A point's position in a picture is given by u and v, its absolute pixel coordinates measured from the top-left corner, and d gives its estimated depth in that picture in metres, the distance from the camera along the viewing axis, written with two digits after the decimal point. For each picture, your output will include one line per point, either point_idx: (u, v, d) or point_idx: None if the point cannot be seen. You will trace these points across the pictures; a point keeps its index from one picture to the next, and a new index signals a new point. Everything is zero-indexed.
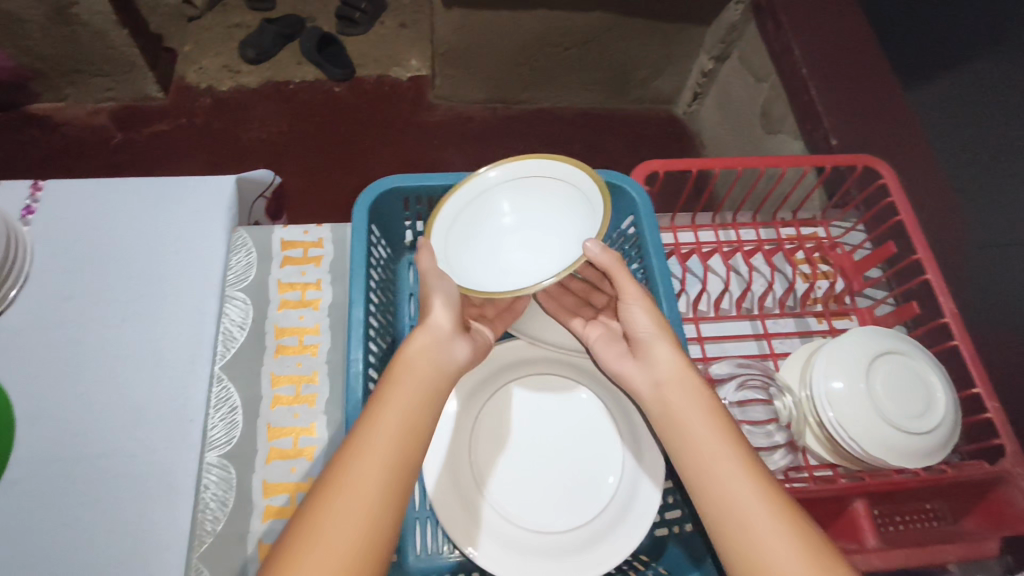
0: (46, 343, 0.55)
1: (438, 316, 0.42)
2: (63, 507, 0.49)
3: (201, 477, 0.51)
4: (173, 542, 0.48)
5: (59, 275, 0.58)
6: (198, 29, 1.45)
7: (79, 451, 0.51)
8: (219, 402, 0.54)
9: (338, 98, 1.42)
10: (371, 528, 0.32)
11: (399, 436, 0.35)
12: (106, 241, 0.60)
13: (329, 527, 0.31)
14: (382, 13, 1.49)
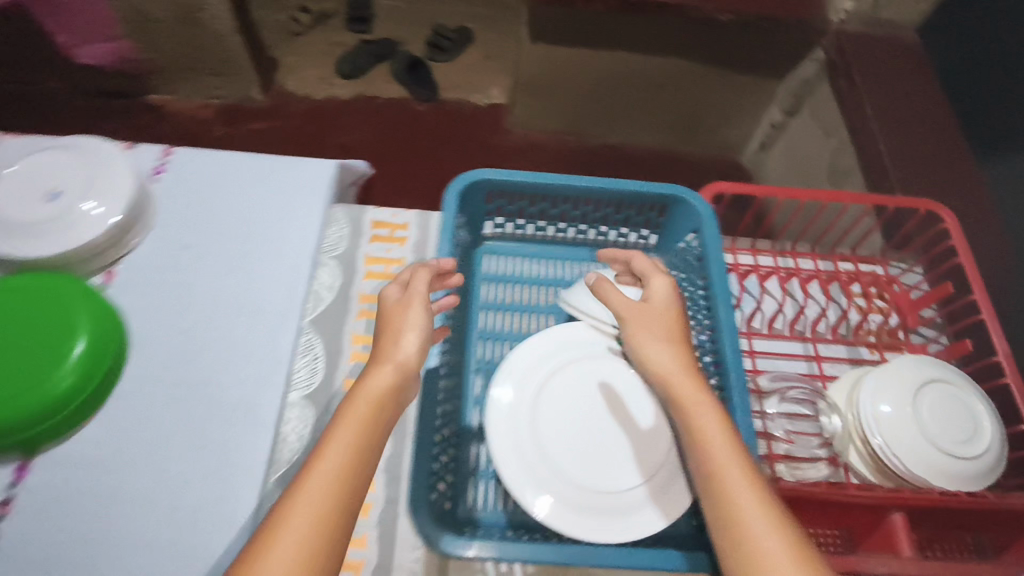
0: (160, 284, 0.63)
1: (404, 349, 0.49)
2: (158, 424, 0.55)
3: (284, 412, 0.58)
4: (248, 467, 0.54)
5: (179, 228, 0.66)
6: (302, 42, 1.58)
7: (178, 379, 0.57)
8: (305, 349, 0.62)
9: (420, 116, 1.51)
10: (326, 540, 0.38)
11: (361, 443, 0.43)
12: (221, 204, 0.68)
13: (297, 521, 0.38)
14: (470, 43, 1.60)
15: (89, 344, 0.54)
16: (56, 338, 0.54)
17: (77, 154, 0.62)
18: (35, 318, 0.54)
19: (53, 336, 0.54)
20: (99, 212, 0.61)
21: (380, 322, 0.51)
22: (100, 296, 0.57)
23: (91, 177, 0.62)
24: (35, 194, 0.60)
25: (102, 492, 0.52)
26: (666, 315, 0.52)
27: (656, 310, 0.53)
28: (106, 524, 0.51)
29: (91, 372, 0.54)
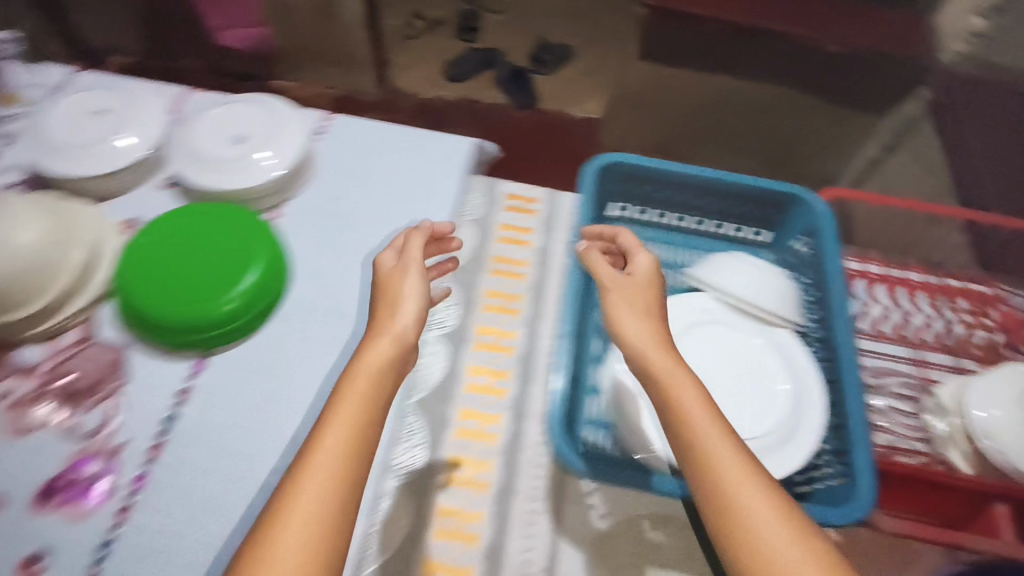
0: (318, 228, 0.71)
1: (401, 320, 0.52)
2: (313, 343, 0.64)
3: (421, 348, 0.62)
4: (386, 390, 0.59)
5: (335, 182, 0.74)
6: (414, 45, 1.72)
7: (330, 308, 0.66)
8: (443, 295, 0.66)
9: (518, 122, 1.60)
10: (324, 521, 0.41)
11: (364, 418, 0.46)
12: (372, 165, 0.76)
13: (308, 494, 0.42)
14: (569, 60, 1.70)
15: (258, 275, 0.63)
16: (236, 264, 0.62)
17: (263, 112, 0.72)
18: (222, 241, 0.63)
19: (234, 260, 0.63)
20: (272, 163, 0.69)
21: (379, 298, 0.54)
22: (274, 237, 0.65)
23: (271, 132, 0.71)
24: (224, 139, 0.69)
25: (263, 395, 0.60)
26: (642, 291, 0.54)
27: (642, 286, 0.54)
28: (265, 423, 0.59)
29: (250, 302, 0.62)
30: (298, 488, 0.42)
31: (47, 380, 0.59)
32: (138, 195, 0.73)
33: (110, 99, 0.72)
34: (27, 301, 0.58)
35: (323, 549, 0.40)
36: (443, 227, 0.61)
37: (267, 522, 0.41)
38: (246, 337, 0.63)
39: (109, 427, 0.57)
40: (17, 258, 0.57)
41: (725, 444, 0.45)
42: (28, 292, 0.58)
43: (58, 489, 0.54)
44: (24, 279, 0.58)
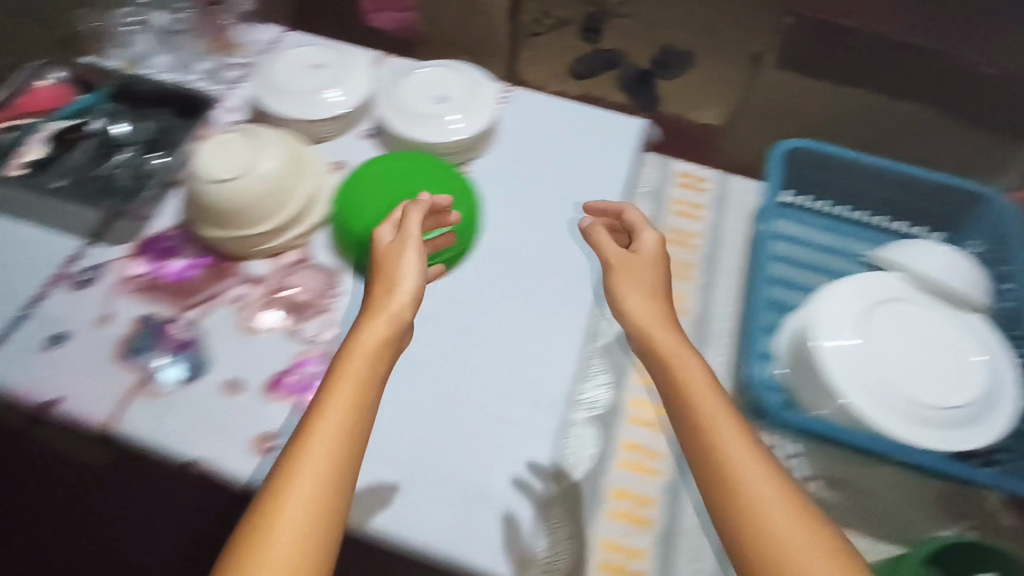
0: (504, 186, 0.75)
1: (398, 301, 0.52)
2: (503, 287, 0.68)
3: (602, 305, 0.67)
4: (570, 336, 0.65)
5: (518, 144, 0.79)
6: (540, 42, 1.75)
7: (517, 257, 0.70)
8: None
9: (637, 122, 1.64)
10: (323, 502, 0.43)
11: (358, 400, 0.47)
12: (550, 135, 0.80)
13: (305, 478, 0.43)
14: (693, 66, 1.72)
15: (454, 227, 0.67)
16: None
17: (462, 76, 0.78)
18: (431, 190, 0.69)
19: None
20: (459, 125, 0.75)
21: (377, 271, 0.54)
22: (471, 195, 0.71)
23: (468, 95, 0.77)
24: (429, 98, 0.76)
25: (460, 329, 0.65)
26: (642, 273, 0.58)
27: (641, 266, 0.58)
28: (462, 350, 0.64)
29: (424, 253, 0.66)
30: (297, 471, 0.43)
31: (273, 290, 0.67)
32: (342, 140, 0.79)
33: (327, 53, 0.79)
34: (264, 220, 0.67)
35: (324, 527, 0.42)
36: (441, 202, 0.61)
37: (267, 501, 0.43)
38: (435, 279, 0.68)
39: (325, 336, 0.64)
40: (264, 180, 0.65)
41: (731, 441, 0.47)
42: (265, 212, 0.66)
43: (284, 381, 0.61)
44: (264, 200, 0.66)
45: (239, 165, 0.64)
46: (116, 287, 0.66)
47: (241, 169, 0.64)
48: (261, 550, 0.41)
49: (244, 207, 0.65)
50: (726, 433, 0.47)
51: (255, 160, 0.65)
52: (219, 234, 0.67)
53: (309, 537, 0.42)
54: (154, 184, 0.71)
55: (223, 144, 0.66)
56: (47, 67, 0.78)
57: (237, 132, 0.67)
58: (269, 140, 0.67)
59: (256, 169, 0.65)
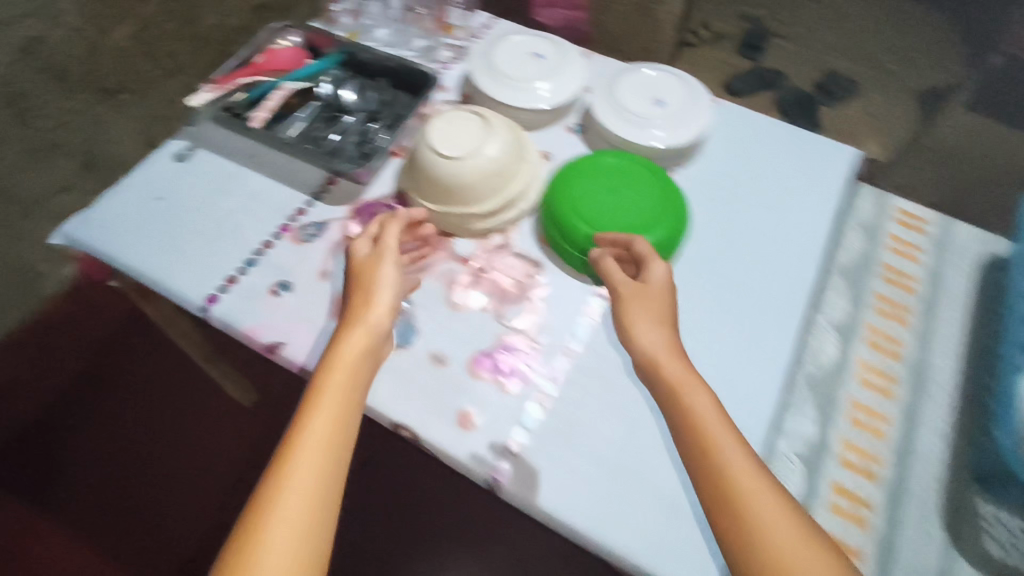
0: (711, 197, 0.74)
1: (375, 313, 0.58)
2: (709, 298, 0.66)
3: (816, 336, 0.70)
4: (779, 358, 0.63)
5: (726, 158, 0.77)
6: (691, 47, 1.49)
7: (724, 271, 0.69)
8: (833, 291, 0.73)
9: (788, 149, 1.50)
10: (321, 488, 0.48)
11: (341, 399, 0.53)
12: (758, 151, 0.78)
13: (301, 462, 0.49)
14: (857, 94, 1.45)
15: (661, 235, 0.66)
16: (641, 221, 0.66)
17: (681, 83, 0.77)
18: (638, 198, 0.68)
19: (644, 218, 0.67)
20: (664, 135, 0.74)
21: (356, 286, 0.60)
22: (684, 202, 0.69)
23: (686, 101, 0.76)
24: (646, 100, 0.76)
25: None
26: (653, 304, 0.58)
27: (652, 297, 0.58)
28: None
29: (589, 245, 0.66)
30: (293, 457, 0.49)
31: (480, 270, 0.68)
32: (549, 132, 0.81)
33: (547, 46, 0.81)
34: (484, 198, 0.67)
35: (323, 511, 0.48)
36: (418, 215, 0.66)
37: (263, 489, 0.48)
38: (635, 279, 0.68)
39: (530, 323, 0.65)
40: (490, 159, 0.66)
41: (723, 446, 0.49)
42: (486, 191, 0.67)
43: (488, 362, 0.62)
44: (487, 178, 0.66)
45: (469, 141, 0.66)
46: (336, 247, 0.69)
47: (472, 146, 0.66)
48: (263, 538, 0.45)
49: (468, 183, 0.66)
50: (722, 439, 0.50)
51: (485, 139, 0.66)
52: (436, 207, 0.68)
53: (314, 517, 0.47)
54: (376, 151, 0.74)
55: (455, 120, 0.67)
56: (284, 30, 0.83)
57: (466, 110, 0.68)
58: (497, 122, 0.68)
59: (485, 147, 0.66)
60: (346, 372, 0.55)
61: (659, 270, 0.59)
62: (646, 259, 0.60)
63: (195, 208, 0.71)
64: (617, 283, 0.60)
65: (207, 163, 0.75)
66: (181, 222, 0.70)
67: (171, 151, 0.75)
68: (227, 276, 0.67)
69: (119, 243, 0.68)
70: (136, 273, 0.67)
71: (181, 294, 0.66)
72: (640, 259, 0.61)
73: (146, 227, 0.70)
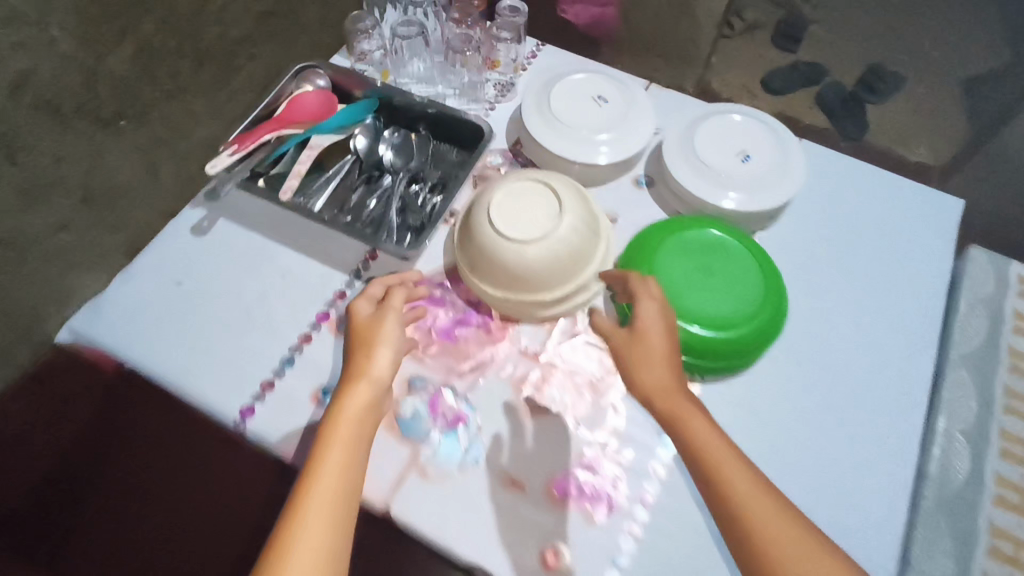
0: (803, 266, 0.66)
1: (377, 364, 0.50)
2: (808, 396, 0.59)
3: (954, 444, 0.76)
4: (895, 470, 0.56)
5: (816, 217, 0.68)
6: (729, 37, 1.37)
7: (823, 361, 0.61)
8: (965, 393, 0.79)
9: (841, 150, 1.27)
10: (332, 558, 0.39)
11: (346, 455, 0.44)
12: (851, 208, 0.69)
13: (309, 534, 0.39)
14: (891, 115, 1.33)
15: (749, 333, 0.57)
16: (736, 313, 0.58)
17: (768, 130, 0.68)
18: (739, 299, 0.59)
19: (732, 313, 0.58)
20: (754, 196, 0.65)
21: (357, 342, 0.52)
22: (782, 282, 0.61)
23: (775, 154, 0.66)
24: (730, 153, 0.66)
25: (762, 438, 0.58)
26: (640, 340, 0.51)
27: (653, 340, 0.50)
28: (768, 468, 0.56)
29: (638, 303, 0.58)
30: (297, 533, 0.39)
31: (549, 366, 0.60)
32: (613, 186, 0.72)
33: (610, 87, 0.71)
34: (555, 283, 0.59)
35: None
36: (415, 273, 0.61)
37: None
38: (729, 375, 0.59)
39: (611, 431, 0.57)
40: (563, 238, 0.57)
41: (731, 469, 0.42)
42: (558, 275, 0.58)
43: (569, 485, 0.54)
44: (560, 260, 0.58)
45: (538, 218, 0.58)
46: None
47: (540, 224, 0.57)
48: None
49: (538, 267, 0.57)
50: (735, 474, 0.42)
51: (555, 216, 0.58)
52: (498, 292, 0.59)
53: None
54: (422, 220, 0.65)
55: (520, 193, 0.59)
56: (308, 73, 0.73)
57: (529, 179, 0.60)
58: (565, 191, 0.60)
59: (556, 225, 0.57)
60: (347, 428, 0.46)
61: (652, 309, 0.51)
62: (636, 298, 0.53)
63: (220, 294, 0.63)
64: (614, 333, 0.53)
65: (231, 238, 0.66)
66: (206, 312, 0.62)
67: (189, 224, 0.67)
68: (262, 382, 0.58)
69: (137, 340, 0.61)
70: (160, 378, 0.59)
71: (211, 403, 0.58)
72: (631, 296, 0.54)
73: (168, 320, 0.62)
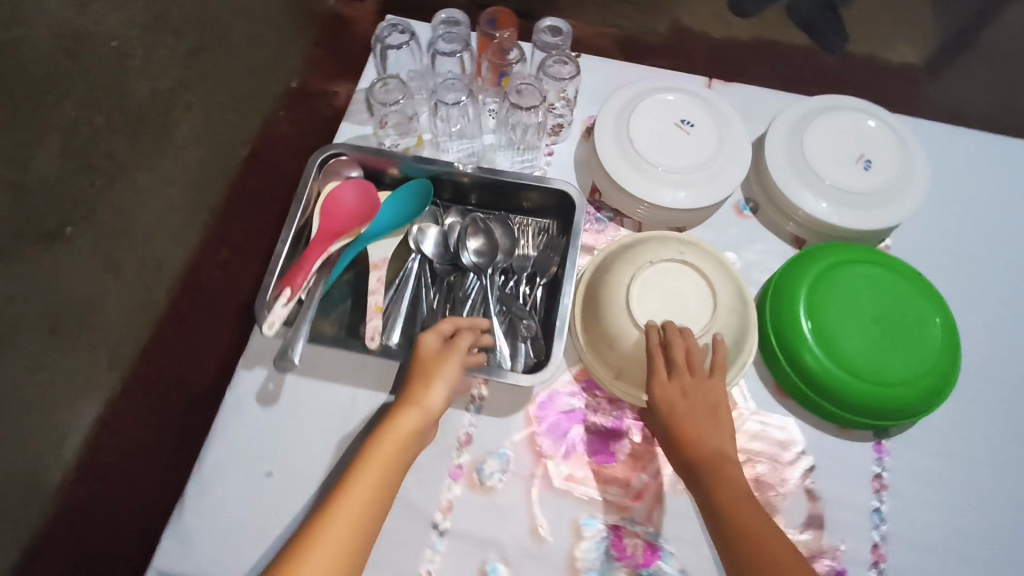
0: (948, 266, 0.60)
1: (431, 398, 0.46)
2: (996, 419, 0.55)
3: None
4: None
5: (943, 209, 0.62)
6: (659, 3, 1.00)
7: (997, 373, 0.57)
8: None
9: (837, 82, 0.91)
10: None
11: (382, 479, 0.42)
12: (973, 187, 0.63)
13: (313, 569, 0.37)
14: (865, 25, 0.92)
15: (937, 371, 0.52)
16: (921, 354, 0.53)
17: (874, 126, 0.61)
18: (920, 347, 0.53)
19: (917, 357, 0.52)
20: (890, 207, 0.58)
21: (415, 371, 0.47)
22: (948, 306, 0.56)
23: (897, 154, 0.59)
24: (848, 161, 0.59)
25: (965, 479, 0.53)
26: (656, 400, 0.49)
27: (677, 420, 0.47)
28: (983, 509, 0.52)
29: (782, 304, 0.56)
30: (308, 554, 0.37)
31: None
32: (715, 218, 0.63)
33: (690, 109, 0.61)
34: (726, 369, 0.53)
35: None
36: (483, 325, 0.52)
37: None
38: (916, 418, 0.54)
39: (815, 523, 0.52)
40: (725, 319, 0.52)
41: (755, 529, 0.41)
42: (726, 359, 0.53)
43: None
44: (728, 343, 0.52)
45: (691, 304, 0.52)
46: (532, 483, 0.53)
47: (697, 310, 0.51)
48: None
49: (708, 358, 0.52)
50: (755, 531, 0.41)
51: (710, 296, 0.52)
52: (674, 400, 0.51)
53: None
54: (534, 325, 0.56)
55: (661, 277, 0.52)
56: (333, 162, 0.59)
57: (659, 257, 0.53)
58: (697, 260, 0.54)
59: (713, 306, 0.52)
60: (391, 453, 0.43)
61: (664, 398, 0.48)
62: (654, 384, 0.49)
63: (323, 474, 0.53)
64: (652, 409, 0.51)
65: (311, 398, 0.55)
66: (313, 500, 0.52)
67: (252, 388, 0.55)
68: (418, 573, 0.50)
69: (244, 560, 0.50)
70: None
71: None
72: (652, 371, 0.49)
73: (269, 521, 0.51)
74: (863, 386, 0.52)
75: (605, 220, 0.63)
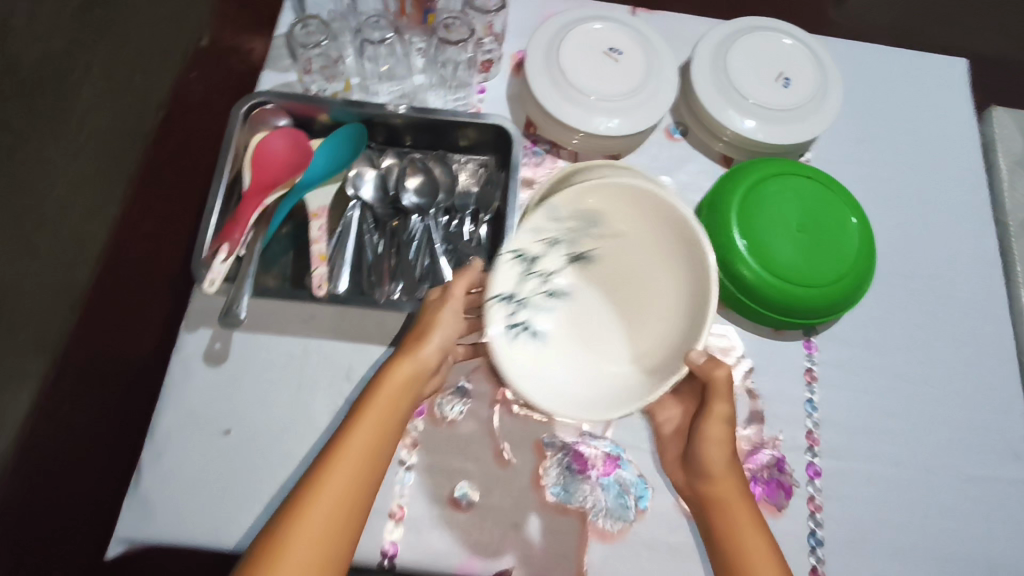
0: (860, 174, 0.64)
1: (427, 349, 0.46)
2: (906, 309, 0.60)
3: None
4: (994, 349, 0.60)
5: (856, 119, 0.66)
6: None
7: (905, 267, 0.62)
8: None
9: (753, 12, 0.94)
10: (331, 543, 0.38)
11: (377, 435, 0.43)
12: (880, 98, 0.67)
13: (317, 512, 0.39)
14: None
15: (857, 269, 0.57)
16: (840, 253, 0.57)
17: (791, 44, 0.64)
18: (839, 247, 0.57)
19: (839, 258, 0.57)
20: (810, 119, 0.61)
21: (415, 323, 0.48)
22: (856, 202, 0.60)
23: (813, 69, 0.62)
24: (769, 79, 0.61)
25: (881, 365, 0.59)
26: (723, 402, 0.48)
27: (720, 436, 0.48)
28: (899, 390, 0.58)
29: (716, 206, 0.59)
30: (319, 488, 0.39)
31: None
32: (648, 144, 0.65)
33: (617, 36, 0.62)
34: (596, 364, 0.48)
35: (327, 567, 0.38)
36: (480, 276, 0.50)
37: (265, 545, 0.38)
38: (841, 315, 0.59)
39: (756, 418, 0.56)
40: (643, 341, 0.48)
41: (746, 535, 0.44)
42: (578, 348, 0.49)
43: None
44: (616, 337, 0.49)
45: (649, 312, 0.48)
46: (493, 411, 0.54)
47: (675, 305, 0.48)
48: None
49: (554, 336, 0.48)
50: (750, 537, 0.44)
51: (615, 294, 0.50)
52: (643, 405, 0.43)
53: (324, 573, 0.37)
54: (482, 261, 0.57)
55: (692, 260, 0.46)
56: (258, 111, 0.57)
57: (651, 228, 0.48)
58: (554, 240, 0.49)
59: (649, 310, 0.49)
60: (388, 407, 0.44)
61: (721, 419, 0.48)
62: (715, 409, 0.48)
63: (283, 425, 0.52)
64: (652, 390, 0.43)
65: (262, 353, 0.54)
66: (276, 452, 0.52)
67: (198, 351, 0.54)
68: (389, 508, 0.51)
69: (208, 521, 0.49)
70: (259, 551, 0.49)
71: None
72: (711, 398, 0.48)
73: (232, 477, 0.51)
74: (776, 286, 0.55)
75: (542, 152, 0.64)
